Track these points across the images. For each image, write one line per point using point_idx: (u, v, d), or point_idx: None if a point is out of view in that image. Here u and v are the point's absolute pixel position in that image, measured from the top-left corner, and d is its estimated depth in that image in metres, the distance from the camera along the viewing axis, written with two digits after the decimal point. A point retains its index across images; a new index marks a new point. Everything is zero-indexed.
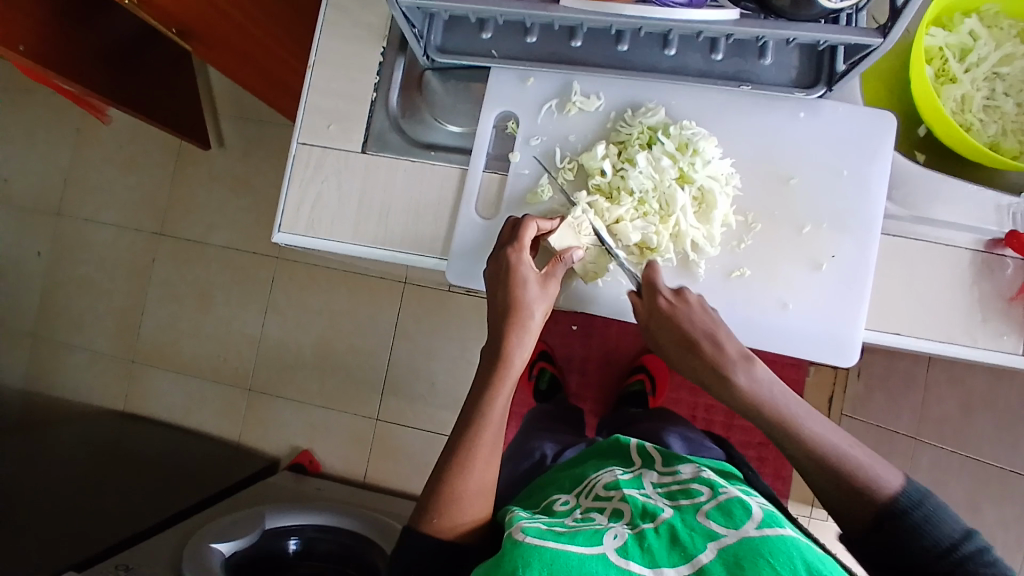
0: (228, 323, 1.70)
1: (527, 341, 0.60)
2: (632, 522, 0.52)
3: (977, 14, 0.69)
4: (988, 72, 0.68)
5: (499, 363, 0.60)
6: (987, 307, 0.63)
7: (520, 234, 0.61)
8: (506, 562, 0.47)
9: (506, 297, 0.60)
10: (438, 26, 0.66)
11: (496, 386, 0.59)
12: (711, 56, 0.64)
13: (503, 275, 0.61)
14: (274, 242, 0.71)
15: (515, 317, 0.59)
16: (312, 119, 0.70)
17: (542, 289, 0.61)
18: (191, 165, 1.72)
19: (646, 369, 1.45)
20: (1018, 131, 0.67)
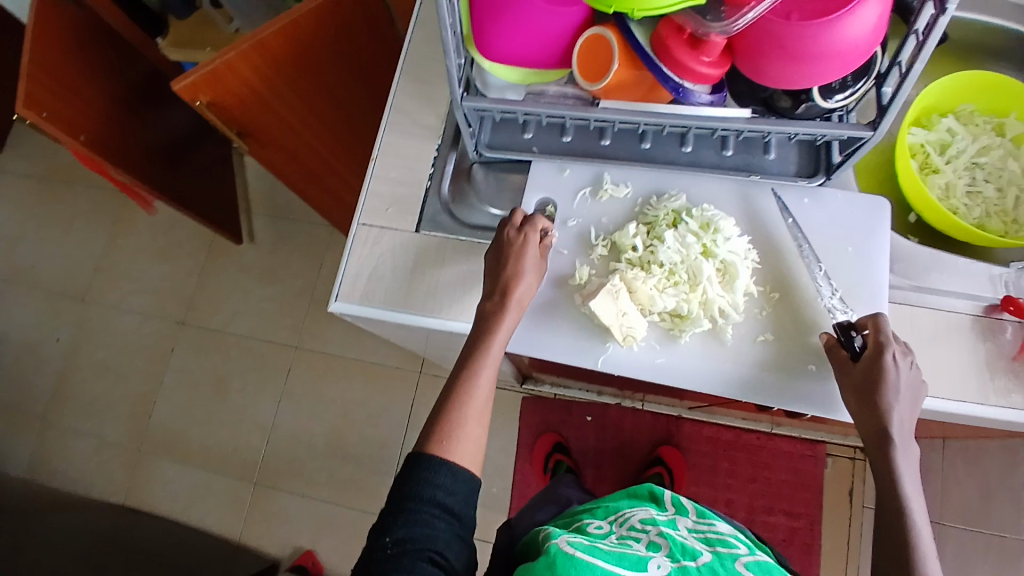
0: (240, 412, 1.71)
1: (523, 288, 0.68)
2: (674, 556, 0.59)
3: (954, 113, 0.83)
4: (969, 162, 0.81)
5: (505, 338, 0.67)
6: (995, 368, 0.68)
7: (538, 220, 0.71)
8: (562, 568, 0.53)
9: (509, 257, 0.69)
10: (488, 127, 0.77)
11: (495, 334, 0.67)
12: (722, 152, 0.74)
13: (516, 248, 0.69)
14: (331, 310, 0.76)
15: (515, 279, 0.68)
16: (372, 203, 0.79)
17: (539, 260, 0.70)
18: (221, 258, 1.81)
19: (663, 462, 1.47)
20: (1000, 213, 0.79)
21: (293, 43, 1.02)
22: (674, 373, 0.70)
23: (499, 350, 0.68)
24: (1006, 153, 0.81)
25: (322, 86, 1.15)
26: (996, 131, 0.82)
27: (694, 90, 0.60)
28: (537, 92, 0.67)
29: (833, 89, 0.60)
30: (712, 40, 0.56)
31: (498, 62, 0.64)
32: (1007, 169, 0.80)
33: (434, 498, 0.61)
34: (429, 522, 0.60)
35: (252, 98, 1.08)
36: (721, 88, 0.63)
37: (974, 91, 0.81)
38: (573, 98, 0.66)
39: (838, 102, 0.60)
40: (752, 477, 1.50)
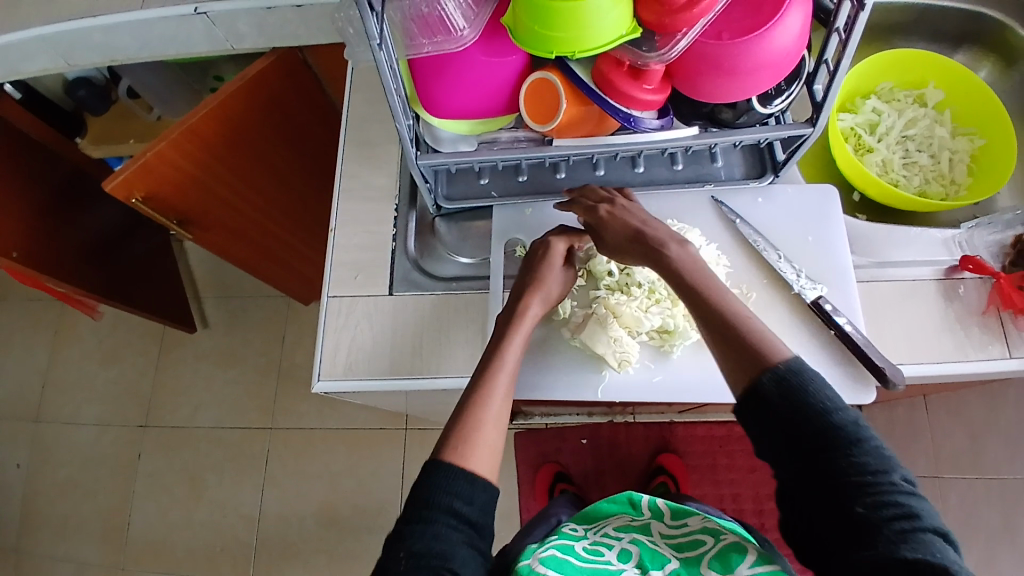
0: (222, 505, 1.61)
1: (538, 304, 0.69)
2: (642, 567, 0.66)
3: (876, 92, 0.93)
4: (900, 136, 0.89)
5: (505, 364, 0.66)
6: (967, 324, 0.72)
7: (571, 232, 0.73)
8: None
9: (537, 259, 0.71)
10: (444, 180, 0.77)
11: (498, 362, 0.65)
12: (673, 167, 0.77)
13: (540, 252, 0.71)
14: (315, 392, 0.73)
15: (535, 287, 0.69)
16: (338, 274, 0.77)
17: (564, 273, 0.72)
18: (176, 349, 1.73)
19: (666, 471, 1.45)
20: (939, 177, 0.88)
21: (224, 123, 1.00)
22: (674, 387, 0.70)
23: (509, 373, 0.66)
24: (931, 122, 0.90)
25: (260, 162, 1.14)
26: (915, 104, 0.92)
27: (643, 117, 0.61)
28: (489, 140, 0.68)
29: (771, 95, 0.63)
30: (651, 68, 0.58)
31: (446, 116, 0.65)
32: (936, 136, 0.89)
33: (452, 507, 0.57)
34: (446, 534, 0.56)
35: (189, 183, 1.05)
36: (666, 114, 0.65)
37: (888, 71, 0.92)
38: (525, 141, 0.67)
39: (777, 106, 0.63)
40: (751, 466, 1.52)
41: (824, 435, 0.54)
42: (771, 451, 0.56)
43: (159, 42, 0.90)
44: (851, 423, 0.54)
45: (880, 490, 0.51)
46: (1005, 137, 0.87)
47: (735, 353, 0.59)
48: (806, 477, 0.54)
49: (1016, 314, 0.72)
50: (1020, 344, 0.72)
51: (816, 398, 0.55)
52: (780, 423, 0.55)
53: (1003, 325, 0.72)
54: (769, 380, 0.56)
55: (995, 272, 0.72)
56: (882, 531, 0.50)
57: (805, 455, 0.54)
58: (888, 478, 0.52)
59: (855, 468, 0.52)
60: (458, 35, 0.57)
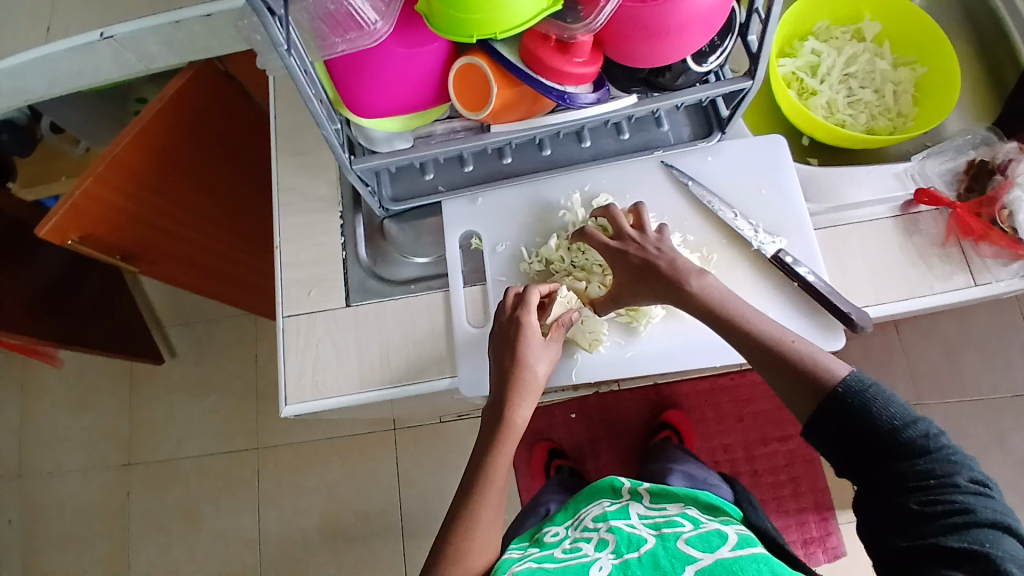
0: (222, 534, 1.59)
1: (525, 405, 0.64)
2: (618, 552, 0.68)
3: (813, 32, 0.91)
4: (842, 74, 0.88)
5: (511, 380, 0.63)
6: (928, 257, 0.73)
7: (527, 297, 0.65)
8: None
9: (511, 355, 0.63)
10: (386, 180, 0.74)
11: (515, 395, 0.63)
12: (619, 137, 0.76)
13: (511, 336, 0.64)
14: (283, 416, 0.71)
15: (517, 385, 0.63)
16: (292, 294, 0.74)
17: (547, 348, 0.65)
18: (149, 383, 1.68)
19: (671, 426, 1.47)
20: (886, 110, 0.88)
21: (152, 150, 0.95)
22: (649, 361, 0.70)
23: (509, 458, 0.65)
24: (871, 56, 0.90)
25: (196, 184, 1.09)
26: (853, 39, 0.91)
27: (577, 92, 0.59)
28: (425, 134, 0.65)
29: (705, 52, 0.61)
30: (578, 41, 0.55)
31: (375, 116, 0.62)
32: (878, 69, 0.89)
33: None
34: None
35: (125, 217, 1.01)
36: (602, 83, 0.62)
37: (823, 9, 0.91)
38: (462, 130, 0.65)
39: (712, 63, 0.61)
40: (739, 415, 1.54)
41: (890, 444, 0.58)
42: (845, 464, 0.60)
43: (67, 75, 0.85)
44: (914, 433, 0.58)
45: (941, 493, 0.55)
46: (945, 62, 0.87)
47: (781, 373, 0.61)
48: (870, 481, 0.59)
49: (976, 241, 0.72)
50: (983, 270, 0.72)
51: (886, 420, 0.58)
52: (852, 439, 0.59)
53: (964, 254, 0.73)
54: (832, 402, 0.59)
55: (951, 202, 0.73)
56: (935, 526, 0.54)
57: (868, 462, 0.59)
58: (949, 482, 0.56)
59: (916, 474, 0.57)
60: (372, 29, 0.54)
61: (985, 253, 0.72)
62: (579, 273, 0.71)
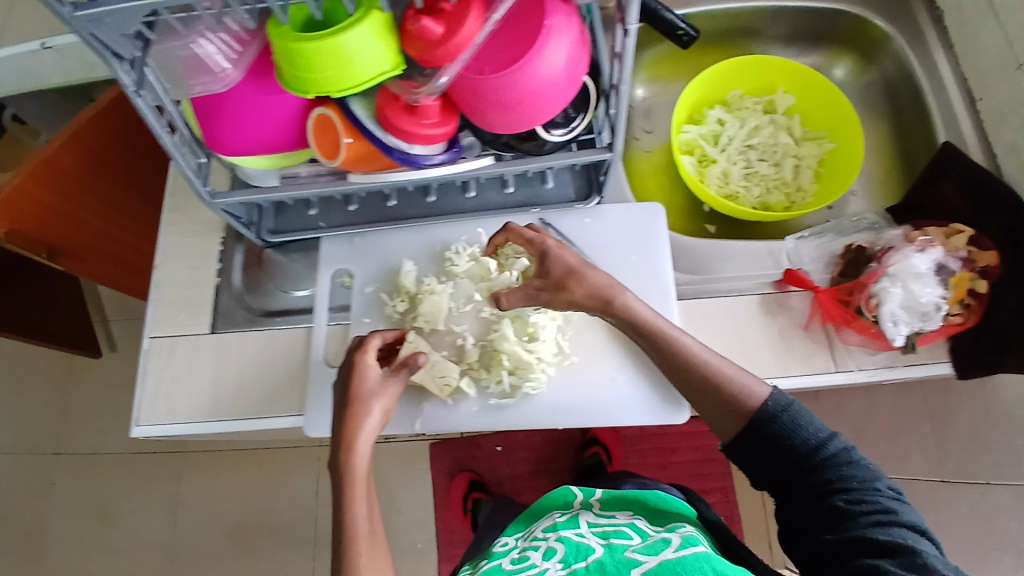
0: (134, 533, 1.57)
1: (366, 443, 0.62)
2: (566, 562, 0.68)
3: (725, 101, 0.93)
4: (743, 145, 0.90)
5: (348, 408, 0.63)
6: (790, 339, 0.73)
7: (365, 340, 0.67)
8: None
9: (346, 389, 0.64)
10: (269, 213, 0.75)
11: (348, 426, 0.62)
12: (504, 190, 0.77)
13: (348, 371, 0.65)
14: (133, 437, 0.71)
15: (349, 416, 0.62)
16: (160, 314, 0.74)
17: (385, 382, 0.65)
18: (82, 374, 1.65)
19: (598, 440, 1.45)
20: (784, 184, 0.89)
21: (83, 152, 0.97)
22: (493, 417, 0.71)
23: (366, 506, 0.61)
24: (778, 128, 0.91)
25: (128, 188, 1.11)
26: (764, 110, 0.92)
27: (422, 154, 0.60)
28: (291, 175, 0.67)
29: (555, 122, 0.63)
30: (424, 103, 0.57)
31: (237, 154, 0.62)
32: (781, 143, 0.90)
33: None
34: None
35: (54, 215, 0.99)
36: (455, 142, 0.63)
37: (738, 78, 0.91)
38: (327, 175, 0.66)
39: (562, 134, 0.63)
40: (661, 464, 1.48)
41: (812, 453, 0.61)
42: (771, 477, 0.63)
43: (15, 76, 0.86)
44: (836, 443, 0.61)
45: (864, 495, 0.58)
46: (851, 136, 0.86)
47: (714, 397, 0.64)
48: (798, 493, 0.61)
49: (840, 327, 0.72)
50: (846, 356, 0.72)
51: (807, 430, 0.62)
52: (779, 449, 0.62)
53: (828, 338, 0.73)
54: (761, 416, 0.62)
55: (814, 286, 0.73)
56: (862, 527, 0.56)
57: (794, 472, 0.61)
58: (871, 486, 0.58)
59: (840, 478, 0.59)
60: (223, 75, 0.56)
61: (850, 340, 0.72)
62: (440, 300, 0.73)
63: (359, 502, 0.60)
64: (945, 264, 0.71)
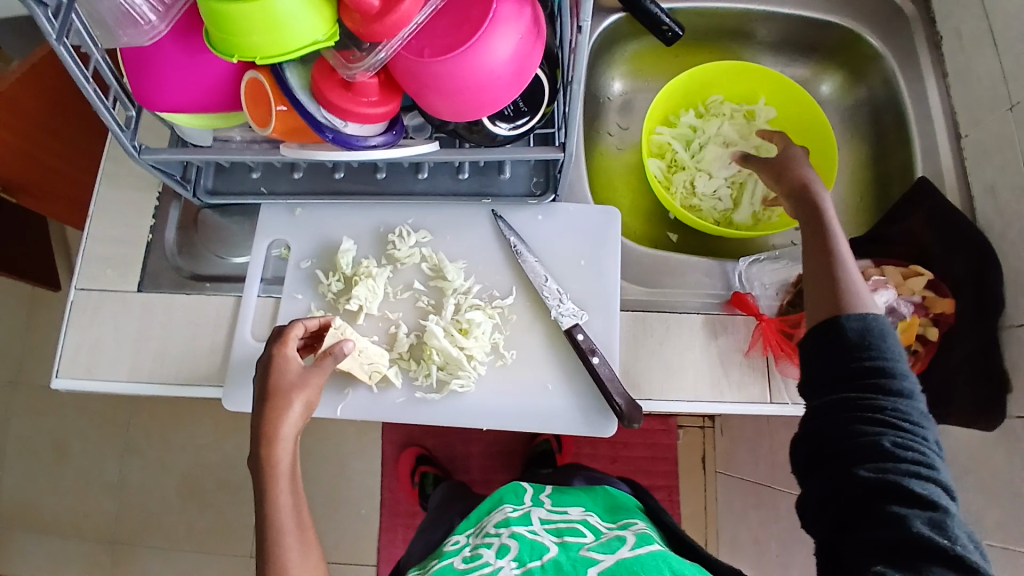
0: (88, 472, 1.57)
1: (286, 447, 0.58)
2: (521, 560, 0.67)
3: (705, 105, 0.91)
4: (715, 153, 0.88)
5: (266, 403, 0.59)
6: (729, 364, 0.71)
7: (286, 332, 0.62)
8: None
9: (265, 384, 0.60)
10: (208, 171, 0.72)
11: (266, 425, 0.58)
12: (458, 176, 0.73)
13: (265, 366, 0.61)
14: (53, 388, 0.70)
15: (268, 412, 0.59)
16: (89, 267, 0.72)
17: (307, 370, 0.61)
18: (47, 309, 1.60)
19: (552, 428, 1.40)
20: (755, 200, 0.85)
21: (43, 89, 0.92)
22: (421, 412, 0.69)
23: (292, 502, 0.58)
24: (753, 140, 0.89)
25: (87, 128, 1.06)
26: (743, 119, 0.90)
27: (357, 135, 0.57)
28: (224, 138, 0.64)
29: (503, 115, 0.59)
30: (360, 80, 0.53)
31: (168, 111, 0.59)
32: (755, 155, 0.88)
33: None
34: None
35: (10, 151, 0.95)
36: (396, 125, 0.60)
37: (720, 83, 0.89)
38: (264, 142, 0.63)
39: (508, 128, 0.59)
40: (612, 457, 1.42)
41: (870, 378, 0.55)
42: (818, 390, 0.57)
43: None
44: (908, 381, 0.55)
45: (910, 438, 0.52)
46: (827, 160, 0.83)
47: (828, 303, 0.60)
48: (833, 407, 0.55)
49: (779, 358, 0.71)
50: (781, 389, 0.71)
51: (882, 356, 0.55)
52: (843, 363, 0.56)
53: (767, 366, 0.72)
54: (847, 325, 0.57)
55: (758, 313, 0.72)
56: (898, 468, 0.51)
57: (849, 389, 0.55)
58: (919, 431, 0.53)
59: (892, 413, 0.53)
60: (147, 28, 0.52)
61: (788, 372, 0.71)
62: (377, 283, 0.70)
63: (283, 499, 0.57)
64: (896, 307, 0.70)
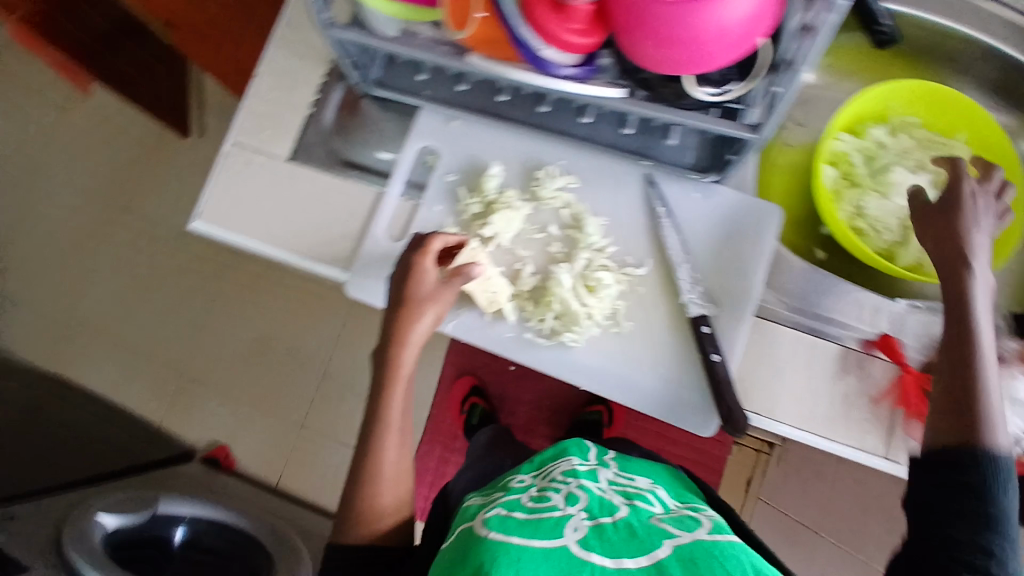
0: (176, 303, 1.58)
1: (412, 351, 0.64)
2: (591, 513, 0.61)
3: (890, 121, 0.80)
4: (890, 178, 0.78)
5: (399, 308, 0.63)
6: (852, 405, 0.67)
7: (427, 241, 0.63)
8: (476, 553, 0.54)
9: (400, 290, 0.63)
10: (380, 61, 0.70)
11: (397, 329, 0.63)
12: (620, 130, 0.68)
13: (402, 271, 0.63)
14: (189, 227, 0.73)
15: (399, 315, 0.63)
16: (245, 123, 0.73)
17: (438, 285, 0.63)
18: (168, 146, 1.58)
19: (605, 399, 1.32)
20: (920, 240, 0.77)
21: None
22: (525, 353, 0.69)
23: (400, 406, 0.64)
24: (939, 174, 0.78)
25: None
26: (934, 148, 0.79)
27: (556, 61, 0.54)
28: (412, 32, 0.60)
29: (710, 79, 0.54)
30: (575, 5, 0.49)
31: None
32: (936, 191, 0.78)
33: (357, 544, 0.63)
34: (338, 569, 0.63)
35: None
36: (596, 60, 0.56)
37: (917, 103, 0.78)
38: (447, 45, 0.59)
39: (712, 95, 0.55)
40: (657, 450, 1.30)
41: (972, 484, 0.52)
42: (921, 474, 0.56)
43: None
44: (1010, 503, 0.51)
45: (995, 558, 0.50)
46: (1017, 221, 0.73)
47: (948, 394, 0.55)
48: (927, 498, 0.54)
49: (909, 417, 0.66)
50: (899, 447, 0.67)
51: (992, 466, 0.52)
52: (949, 459, 0.54)
53: (891, 421, 0.67)
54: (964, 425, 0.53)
55: (904, 363, 0.67)
56: None
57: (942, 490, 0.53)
58: (1007, 554, 0.50)
59: (984, 527, 0.50)
60: None
61: (912, 432, 0.67)
62: (515, 217, 0.69)
63: (394, 403, 0.63)
64: None
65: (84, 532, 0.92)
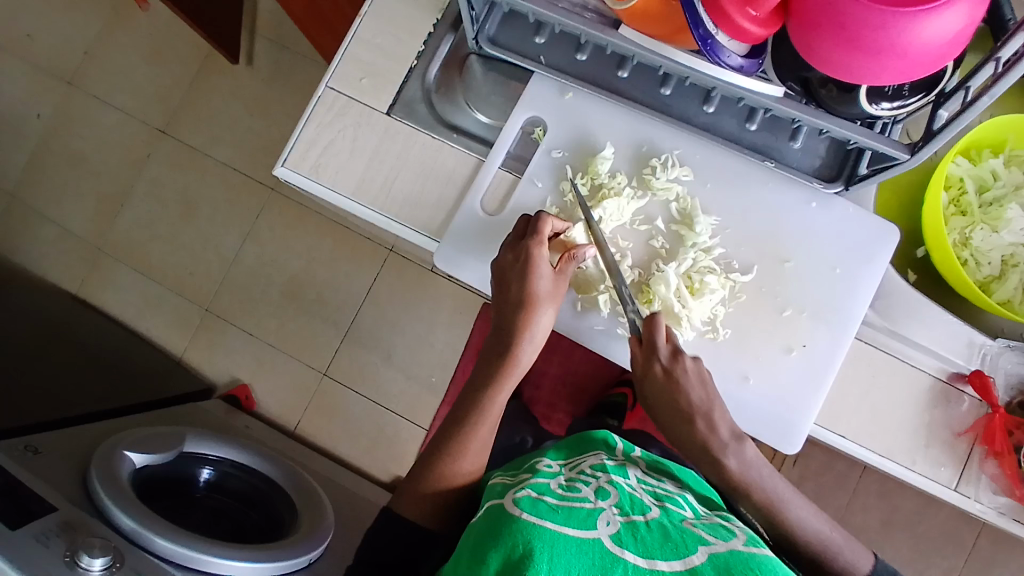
0: (206, 237, 1.51)
1: (528, 344, 0.64)
2: (623, 509, 0.51)
3: (1007, 153, 0.76)
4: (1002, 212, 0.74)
5: (520, 309, 0.62)
6: (934, 436, 0.67)
7: (538, 227, 0.62)
8: (505, 535, 0.46)
9: (517, 292, 0.61)
10: (495, 16, 0.65)
11: (523, 332, 0.63)
12: (745, 124, 0.65)
13: (520, 265, 0.61)
14: (275, 173, 0.68)
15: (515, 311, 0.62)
16: (346, 67, 0.69)
17: (552, 278, 0.63)
18: (214, 73, 1.51)
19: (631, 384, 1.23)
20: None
21: None
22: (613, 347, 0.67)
23: (506, 398, 0.65)
24: None
25: None
26: None
27: (726, 47, 0.50)
28: None
29: (884, 95, 0.53)
30: None
31: None
32: None
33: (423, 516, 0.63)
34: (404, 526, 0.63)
35: None
36: (760, 54, 0.53)
37: None
38: (592, 13, 0.55)
39: (884, 109, 0.53)
40: None
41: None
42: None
43: None
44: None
45: None
46: None
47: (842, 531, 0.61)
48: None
49: (988, 454, 0.67)
50: (971, 480, 0.67)
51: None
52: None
53: (968, 455, 0.67)
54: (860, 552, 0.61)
55: (996, 403, 0.66)
56: None
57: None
58: None
59: None
60: None
61: (987, 469, 0.67)
62: (625, 204, 0.65)
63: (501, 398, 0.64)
64: None
65: (110, 464, 0.89)
